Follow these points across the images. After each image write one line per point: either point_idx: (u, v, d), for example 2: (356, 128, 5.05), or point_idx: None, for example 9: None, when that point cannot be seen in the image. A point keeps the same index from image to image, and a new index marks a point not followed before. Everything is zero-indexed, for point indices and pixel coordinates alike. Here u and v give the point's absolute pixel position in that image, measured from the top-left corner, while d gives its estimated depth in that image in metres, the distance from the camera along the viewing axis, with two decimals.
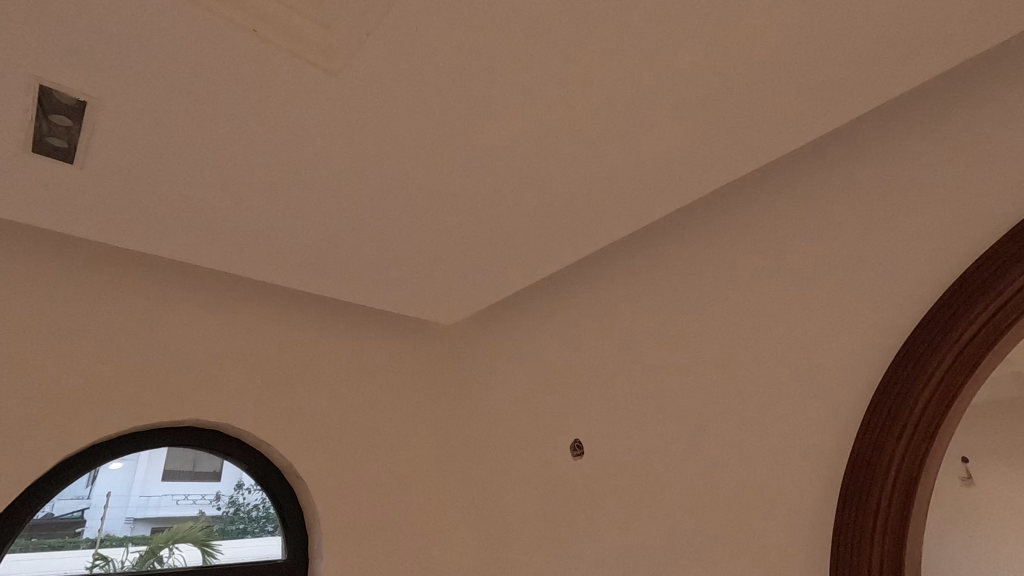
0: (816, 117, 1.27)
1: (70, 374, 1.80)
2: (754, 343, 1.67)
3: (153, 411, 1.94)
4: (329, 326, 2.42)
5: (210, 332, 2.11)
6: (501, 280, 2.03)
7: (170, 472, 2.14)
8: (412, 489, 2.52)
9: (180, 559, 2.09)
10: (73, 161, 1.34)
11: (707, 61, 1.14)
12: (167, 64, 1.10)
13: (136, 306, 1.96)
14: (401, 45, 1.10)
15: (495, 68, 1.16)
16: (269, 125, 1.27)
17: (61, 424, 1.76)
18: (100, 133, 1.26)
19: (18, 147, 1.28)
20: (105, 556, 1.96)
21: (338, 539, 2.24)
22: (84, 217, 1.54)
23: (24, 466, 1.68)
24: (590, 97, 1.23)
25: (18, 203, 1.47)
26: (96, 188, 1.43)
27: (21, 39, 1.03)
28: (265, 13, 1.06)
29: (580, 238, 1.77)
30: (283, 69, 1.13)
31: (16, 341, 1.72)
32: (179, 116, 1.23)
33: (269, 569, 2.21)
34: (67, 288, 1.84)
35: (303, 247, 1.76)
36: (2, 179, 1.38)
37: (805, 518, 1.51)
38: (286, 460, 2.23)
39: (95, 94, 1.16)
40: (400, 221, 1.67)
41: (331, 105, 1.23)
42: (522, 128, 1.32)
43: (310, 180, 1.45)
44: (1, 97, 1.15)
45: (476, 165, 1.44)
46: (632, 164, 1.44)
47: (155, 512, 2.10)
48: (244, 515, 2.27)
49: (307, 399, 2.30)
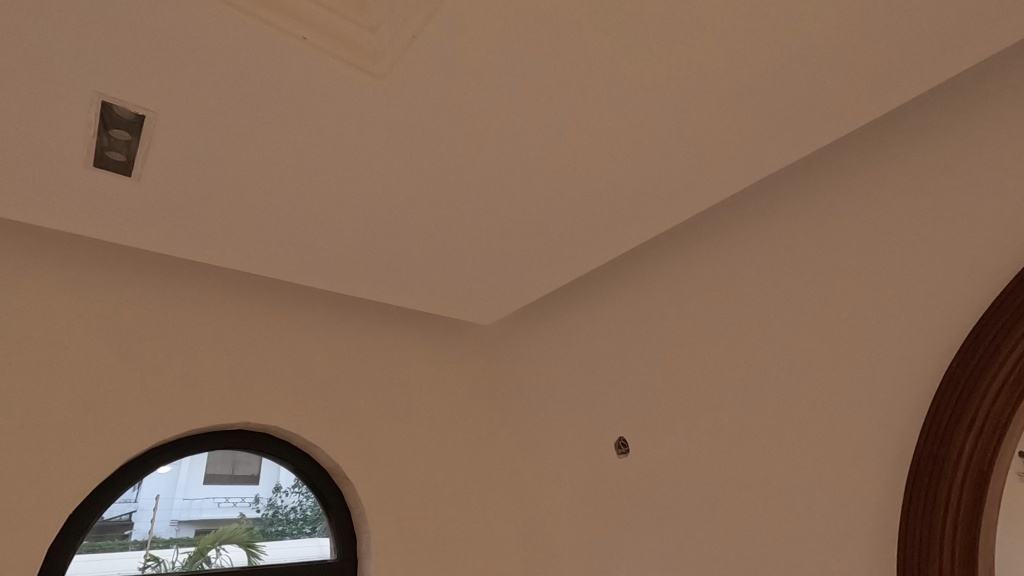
0: (872, 101, 1.23)
1: (128, 380, 1.86)
2: (808, 337, 1.63)
3: (207, 415, 1.99)
4: (370, 329, 2.44)
5: (256, 337, 2.15)
6: (542, 278, 2.02)
7: (212, 475, 2.17)
8: (458, 489, 2.53)
9: (226, 560, 2.13)
10: (131, 173, 1.39)
11: (759, 48, 1.11)
12: (220, 74, 1.13)
13: (186, 313, 2.02)
14: (447, 46, 1.10)
15: (541, 66, 1.15)
16: (316, 131, 1.29)
17: (123, 428, 1.82)
18: (156, 145, 1.30)
19: (81, 162, 1.34)
20: (156, 557, 2.01)
21: (388, 539, 2.26)
22: (138, 226, 1.59)
23: (89, 471, 1.74)
24: (636, 91, 1.21)
25: (79, 216, 1.53)
26: (151, 199, 1.48)
27: (85, 57, 1.07)
28: (312, 21, 1.07)
29: (624, 234, 1.75)
30: (331, 75, 1.14)
31: (80, 350, 1.79)
32: (229, 124, 1.25)
33: (314, 569, 2.24)
34: (121, 297, 1.90)
35: (349, 252, 1.79)
36: (66, 194, 1.44)
37: (871, 515, 1.47)
38: (333, 462, 2.26)
39: (154, 107, 1.20)
40: (444, 223, 1.68)
41: (377, 108, 1.23)
42: (566, 125, 1.31)
43: (357, 183, 1.47)
44: (67, 114, 1.20)
45: (518, 164, 1.44)
46: (680, 157, 1.42)
47: (199, 514, 2.14)
48: (282, 516, 2.30)
49: (351, 401, 2.33)
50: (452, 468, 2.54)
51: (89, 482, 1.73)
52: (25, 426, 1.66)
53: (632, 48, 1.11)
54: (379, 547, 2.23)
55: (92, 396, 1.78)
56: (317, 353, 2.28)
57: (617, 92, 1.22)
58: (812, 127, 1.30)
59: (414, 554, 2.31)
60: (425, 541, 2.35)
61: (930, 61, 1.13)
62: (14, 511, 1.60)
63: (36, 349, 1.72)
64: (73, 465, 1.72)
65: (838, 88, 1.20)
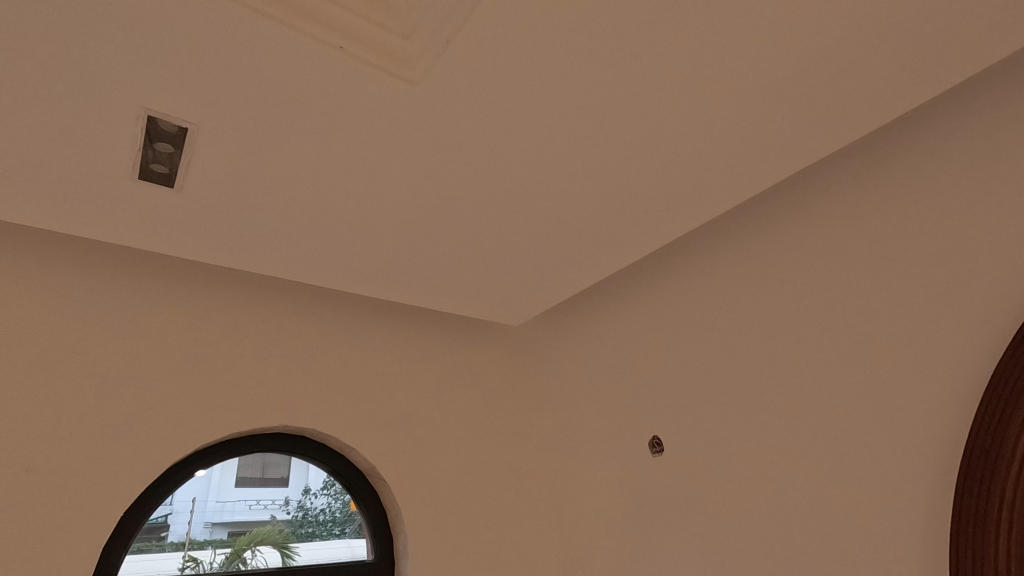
0: (913, 90, 1.20)
1: (170, 386, 1.91)
2: (847, 332, 1.60)
3: (246, 419, 2.03)
4: (402, 331, 2.48)
5: (291, 342, 2.19)
6: (572, 277, 2.02)
7: (243, 478, 2.20)
8: (492, 489, 2.54)
9: (261, 561, 2.16)
10: (173, 185, 1.43)
11: (795, 41, 1.09)
12: (258, 85, 1.15)
13: (225, 320, 2.07)
14: (478, 51, 1.11)
15: (572, 67, 1.15)
16: (351, 137, 1.31)
17: (167, 433, 1.87)
18: (197, 156, 1.34)
19: (127, 175, 1.39)
20: (194, 558, 2.05)
21: (425, 540, 2.28)
22: (180, 236, 1.64)
23: (137, 475, 1.79)
24: (670, 88, 1.20)
25: (125, 227, 1.59)
26: (192, 208, 1.52)
27: (132, 73, 1.11)
28: (346, 30, 1.09)
29: (655, 232, 1.75)
30: (365, 83, 1.16)
31: (126, 357, 1.85)
32: (267, 133, 1.28)
33: (348, 569, 2.26)
34: (162, 305, 1.95)
35: (384, 257, 1.82)
36: (112, 205, 1.49)
37: (921, 513, 1.43)
38: (368, 464, 2.29)
39: (195, 120, 1.24)
40: (476, 226, 1.69)
41: (411, 113, 1.25)
42: (596, 125, 1.31)
43: (392, 189, 1.50)
44: (115, 129, 1.24)
45: (550, 166, 1.45)
46: (714, 154, 1.41)
47: (231, 517, 2.16)
48: (312, 518, 2.32)
49: (385, 404, 2.36)
50: (484, 469, 2.55)
51: (136, 485, 1.78)
52: (75, 431, 1.72)
53: (665, 44, 1.10)
54: (415, 548, 2.25)
55: (137, 402, 1.84)
56: (351, 357, 2.32)
57: (650, 91, 1.21)
58: (850, 119, 1.28)
59: (450, 554, 2.32)
60: (460, 541, 2.37)
61: (976, 46, 1.10)
62: (66, 513, 1.65)
63: (83, 357, 1.78)
64: (120, 468, 1.77)
65: (878, 78, 1.17)
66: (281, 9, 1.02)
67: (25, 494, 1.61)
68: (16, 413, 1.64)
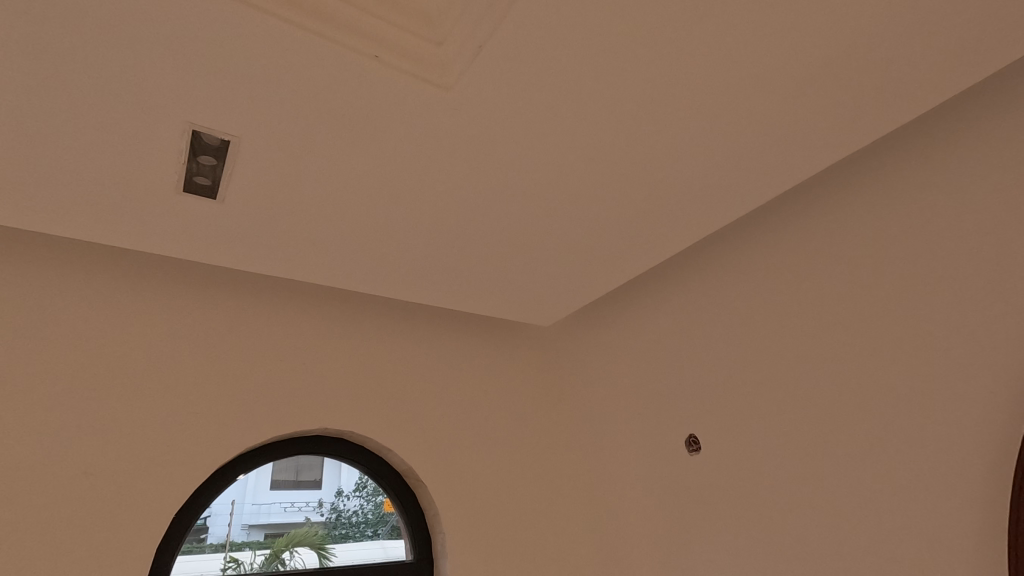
0: (960, 77, 1.17)
1: (215, 392, 1.97)
2: (893, 325, 1.56)
3: (287, 422, 2.08)
4: (434, 334, 2.51)
5: (328, 346, 2.24)
6: (603, 276, 2.02)
7: (278, 481, 2.21)
8: (526, 490, 2.55)
9: (300, 562, 2.17)
10: (216, 196, 1.48)
11: (835, 33, 1.07)
12: (297, 97, 1.18)
13: (265, 326, 2.12)
14: (511, 57, 1.12)
15: (606, 69, 1.15)
16: (387, 145, 1.33)
17: (213, 437, 1.93)
18: (239, 168, 1.38)
19: (173, 188, 1.44)
20: (235, 559, 2.06)
21: (463, 540, 2.30)
22: (222, 246, 1.69)
23: (187, 479, 1.85)
24: (705, 85, 1.20)
25: (169, 238, 1.65)
26: (233, 218, 1.57)
27: (179, 89, 1.15)
28: (383, 39, 1.11)
29: (688, 229, 1.73)
30: (402, 91, 1.18)
31: (173, 363, 1.91)
32: (305, 143, 1.32)
33: (384, 570, 2.27)
34: (205, 313, 2.01)
35: (417, 262, 1.85)
36: (157, 217, 1.55)
37: (977, 511, 1.39)
38: (404, 465, 2.32)
39: (237, 132, 1.27)
40: (507, 228, 1.71)
41: (445, 119, 1.27)
42: (630, 125, 1.30)
43: (426, 194, 1.52)
44: (161, 144, 1.29)
45: (582, 167, 1.45)
46: (749, 150, 1.39)
47: (268, 519, 2.18)
48: (346, 520, 2.33)
49: (420, 406, 2.39)
50: (518, 469, 2.56)
51: (188, 487, 1.84)
52: (128, 436, 1.79)
53: (700, 41, 1.10)
54: (454, 549, 2.27)
55: (184, 407, 1.90)
56: (387, 361, 2.36)
57: (685, 87, 1.21)
58: (892, 109, 1.25)
59: (488, 554, 2.34)
60: (496, 541, 2.38)
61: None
62: (124, 515, 1.72)
63: (133, 365, 1.85)
64: (171, 472, 1.83)
65: (923, 66, 1.15)
66: (320, 23, 1.05)
67: (85, 498, 1.68)
68: (74, 420, 1.71)
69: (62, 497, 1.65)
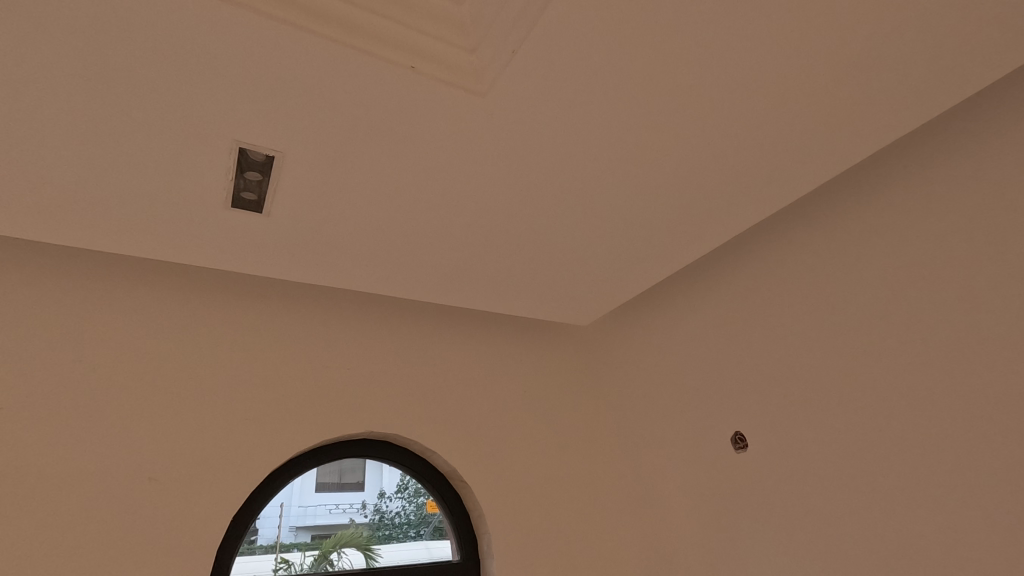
0: (1007, 45, 1.15)
1: (266, 397, 2.04)
2: None
3: (335, 426, 2.14)
4: (472, 337, 2.54)
5: (370, 351, 2.30)
6: (639, 273, 2.00)
7: (322, 483, 2.26)
8: (569, 489, 2.55)
9: (348, 562, 2.20)
10: (262, 210, 1.54)
11: (874, 10, 1.07)
12: (337, 111, 1.22)
13: (310, 334, 2.19)
14: (543, 62, 1.13)
15: (640, 66, 1.15)
16: (423, 153, 1.36)
17: (266, 441, 2.00)
18: (283, 182, 1.43)
19: (221, 204, 1.50)
20: (286, 560, 2.11)
21: (508, 540, 2.31)
22: (268, 257, 1.76)
23: (243, 482, 1.92)
24: (743, 75, 1.18)
25: (218, 252, 1.72)
26: (277, 230, 1.62)
27: (227, 109, 1.20)
28: (419, 49, 1.14)
29: (726, 220, 1.72)
30: (438, 100, 1.21)
31: (226, 372, 1.99)
32: (345, 156, 1.35)
33: (430, 570, 2.29)
34: (253, 322, 2.09)
35: (453, 266, 1.87)
36: (207, 232, 1.62)
37: None
38: (448, 466, 2.35)
39: (281, 148, 1.32)
40: (542, 230, 1.71)
41: (480, 125, 1.28)
42: (665, 120, 1.30)
43: (461, 200, 1.54)
44: (211, 162, 1.35)
45: (618, 165, 1.44)
46: (789, 137, 1.37)
47: (313, 520, 2.22)
48: (389, 521, 2.36)
49: (462, 408, 2.42)
50: (559, 469, 2.56)
51: (244, 490, 1.91)
52: (187, 442, 1.87)
53: (736, 29, 1.08)
54: (501, 549, 2.29)
55: (238, 413, 1.97)
56: (428, 364, 2.40)
57: (720, 79, 1.19)
58: (936, 81, 1.24)
59: (534, 554, 2.34)
60: (541, 540, 2.38)
61: None
62: (186, 518, 1.80)
63: (189, 374, 1.93)
64: (229, 476, 1.90)
65: (968, 36, 1.13)
66: (359, 38, 1.08)
67: (149, 502, 1.76)
68: (136, 427, 1.80)
69: (129, 502, 1.73)
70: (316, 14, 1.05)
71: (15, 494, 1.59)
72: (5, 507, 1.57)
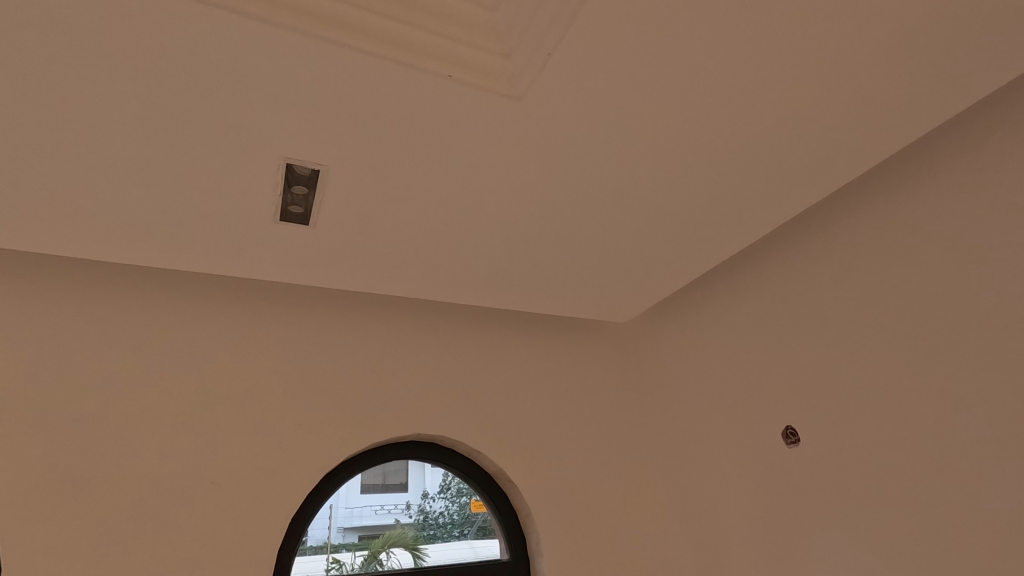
0: None
1: (317, 402, 2.10)
2: None
3: (383, 429, 2.19)
4: (513, 333, 2.57)
5: (415, 354, 2.34)
6: (681, 268, 1.98)
7: (367, 484, 2.30)
8: (615, 487, 2.54)
9: (397, 562, 2.24)
10: (308, 223, 1.59)
11: None
12: (379, 123, 1.26)
13: (356, 340, 2.25)
14: (580, 64, 1.13)
15: (677, 62, 1.15)
16: (463, 159, 1.38)
17: (320, 446, 2.06)
18: (328, 194, 1.48)
19: (271, 218, 1.56)
20: (337, 560, 2.16)
21: (557, 539, 2.32)
22: (315, 267, 1.81)
23: (301, 486, 1.99)
24: (782, 61, 1.17)
25: (268, 263, 1.78)
26: (323, 241, 1.67)
27: (276, 127, 1.26)
28: (457, 57, 1.16)
29: (769, 210, 1.68)
30: (477, 106, 1.22)
31: (279, 378, 2.07)
32: (388, 166, 1.39)
33: (478, 569, 2.31)
34: (302, 331, 2.16)
35: (493, 269, 1.89)
36: (257, 245, 1.68)
37: None
38: (493, 466, 2.38)
39: (326, 162, 1.37)
40: (582, 229, 1.71)
41: (518, 130, 1.30)
42: (703, 113, 1.29)
43: (500, 204, 1.56)
44: (261, 178, 1.41)
45: (656, 160, 1.43)
46: (833, 116, 1.35)
47: (361, 521, 2.25)
48: (433, 521, 2.39)
49: (506, 408, 2.44)
50: (605, 468, 2.56)
51: (300, 492, 1.98)
52: (245, 448, 1.94)
53: (773, 14, 1.07)
54: (549, 549, 2.29)
55: (292, 419, 2.04)
56: (471, 364, 2.43)
57: (760, 68, 1.18)
58: (986, 47, 1.20)
59: (583, 553, 2.34)
60: (589, 539, 2.38)
61: None
62: (249, 521, 1.88)
63: (245, 381, 2.01)
64: (286, 479, 1.97)
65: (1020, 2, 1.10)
66: (399, 50, 1.11)
67: (214, 506, 1.84)
68: (199, 434, 1.89)
69: (193, 505, 1.82)
70: (357, 29, 1.08)
71: (92, 500, 1.70)
72: (84, 512, 1.68)
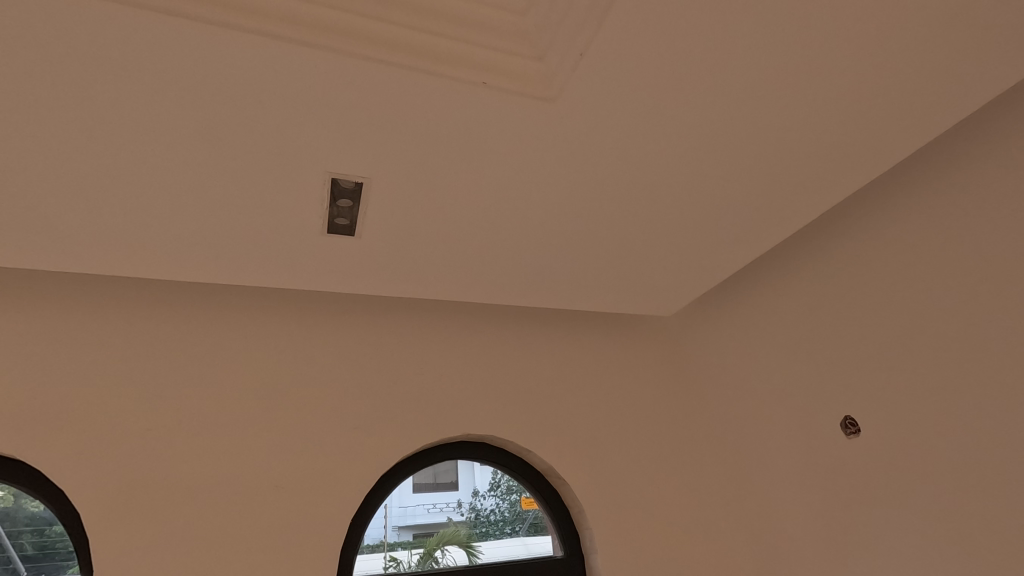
0: None
1: (370, 406, 2.17)
2: None
3: (434, 431, 2.23)
4: (557, 335, 2.56)
5: (461, 357, 2.38)
6: (725, 259, 1.94)
7: (419, 484, 2.36)
8: (667, 483, 2.51)
9: (451, 559, 2.29)
10: (354, 233, 1.65)
11: None
12: (418, 134, 1.29)
13: (404, 345, 2.31)
14: (614, 64, 1.13)
15: (713, 55, 1.13)
16: (501, 163, 1.40)
17: (374, 449, 2.13)
18: (371, 205, 1.52)
19: (318, 230, 1.62)
20: (395, 558, 2.23)
21: (610, 537, 2.32)
22: (362, 277, 1.87)
23: (359, 489, 2.06)
24: (825, 46, 1.13)
25: (318, 275, 1.85)
26: (367, 250, 1.73)
27: (320, 144, 1.31)
28: (490, 65, 1.18)
29: (816, 196, 1.63)
30: (513, 112, 1.24)
31: (334, 385, 2.15)
32: (427, 175, 1.42)
33: (530, 566, 2.34)
34: (352, 337, 2.24)
35: (534, 269, 1.91)
36: (306, 257, 1.75)
37: None
38: (543, 464, 2.39)
39: (368, 174, 1.42)
40: (622, 226, 1.70)
41: (554, 132, 1.31)
42: (743, 103, 1.26)
43: (539, 205, 1.57)
44: (309, 193, 1.47)
45: (696, 153, 1.41)
46: (883, 102, 1.29)
47: (415, 520, 2.31)
48: (485, 518, 2.43)
49: (553, 407, 2.45)
50: (656, 465, 2.53)
51: (357, 494, 2.05)
52: (305, 451, 2.03)
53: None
54: (603, 547, 2.29)
55: (346, 423, 2.12)
56: (516, 365, 2.45)
57: (801, 55, 1.15)
58: None
59: (636, 550, 2.33)
60: (643, 536, 2.37)
61: None
62: (311, 522, 1.96)
63: (301, 389, 2.10)
64: (344, 482, 2.04)
65: None
66: (434, 62, 1.14)
67: (279, 508, 1.94)
68: (261, 440, 1.99)
69: (260, 508, 1.91)
70: (393, 45, 1.11)
71: (168, 503, 1.82)
72: (162, 515, 1.80)
